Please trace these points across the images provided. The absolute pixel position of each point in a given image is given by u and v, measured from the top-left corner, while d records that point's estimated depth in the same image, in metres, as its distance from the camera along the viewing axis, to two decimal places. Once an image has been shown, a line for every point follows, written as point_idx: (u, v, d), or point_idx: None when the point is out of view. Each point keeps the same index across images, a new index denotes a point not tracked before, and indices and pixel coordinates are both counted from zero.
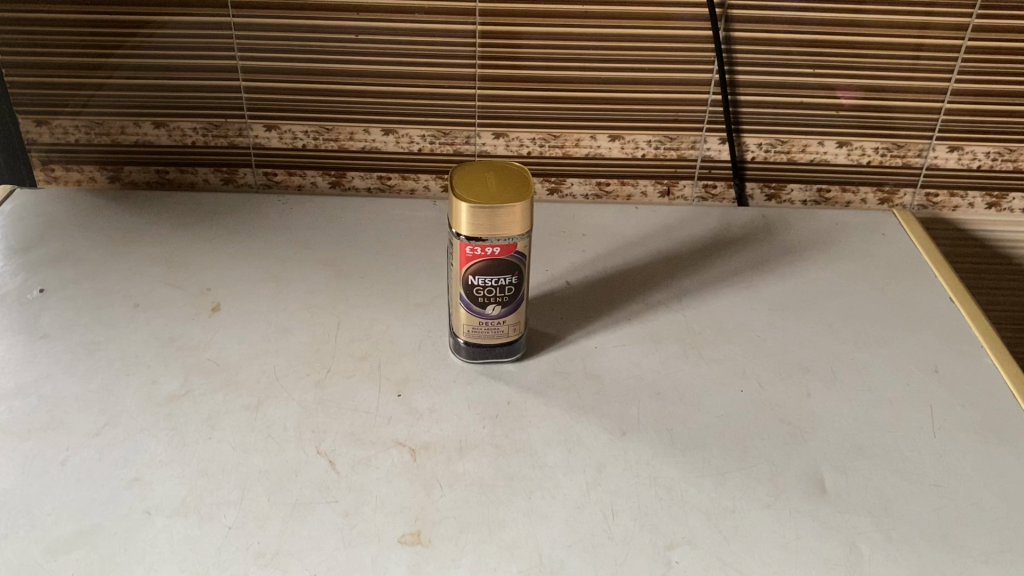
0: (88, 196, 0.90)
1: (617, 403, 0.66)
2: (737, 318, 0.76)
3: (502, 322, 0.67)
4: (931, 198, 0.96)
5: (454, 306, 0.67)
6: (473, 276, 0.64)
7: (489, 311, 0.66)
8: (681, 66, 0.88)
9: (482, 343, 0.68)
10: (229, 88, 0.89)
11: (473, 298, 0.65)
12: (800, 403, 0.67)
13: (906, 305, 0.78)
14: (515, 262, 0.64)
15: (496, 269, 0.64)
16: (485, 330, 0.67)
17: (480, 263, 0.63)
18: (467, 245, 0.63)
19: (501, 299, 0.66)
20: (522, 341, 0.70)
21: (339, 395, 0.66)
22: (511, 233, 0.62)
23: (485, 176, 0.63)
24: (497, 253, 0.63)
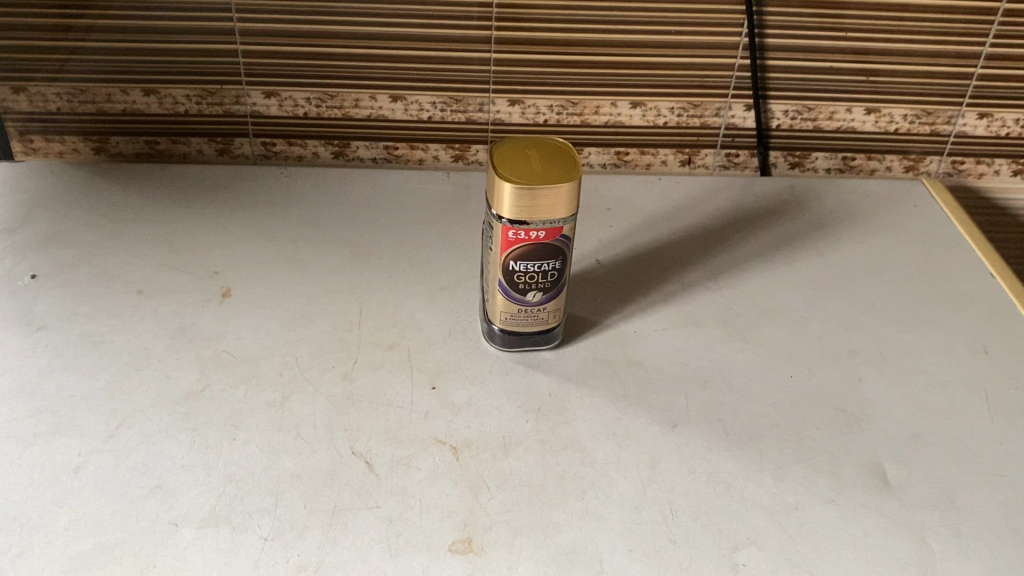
0: (73, 169, 0.84)
1: (664, 393, 0.63)
2: (777, 298, 0.72)
3: (542, 309, 0.63)
4: (958, 166, 0.93)
5: (489, 292, 0.63)
6: (514, 262, 0.60)
7: (529, 299, 0.62)
8: (710, 29, 0.83)
9: (520, 331, 0.64)
10: (226, 52, 0.83)
11: (512, 284, 0.61)
12: (851, 389, 0.64)
13: (946, 281, 0.75)
14: (559, 246, 0.59)
15: (539, 254, 0.60)
16: (523, 318, 0.63)
17: (522, 248, 0.59)
18: (509, 229, 0.58)
19: (543, 285, 0.61)
20: (560, 328, 0.66)
21: (369, 389, 0.62)
22: (557, 217, 0.58)
23: (527, 154, 0.59)
24: (541, 237, 0.59)
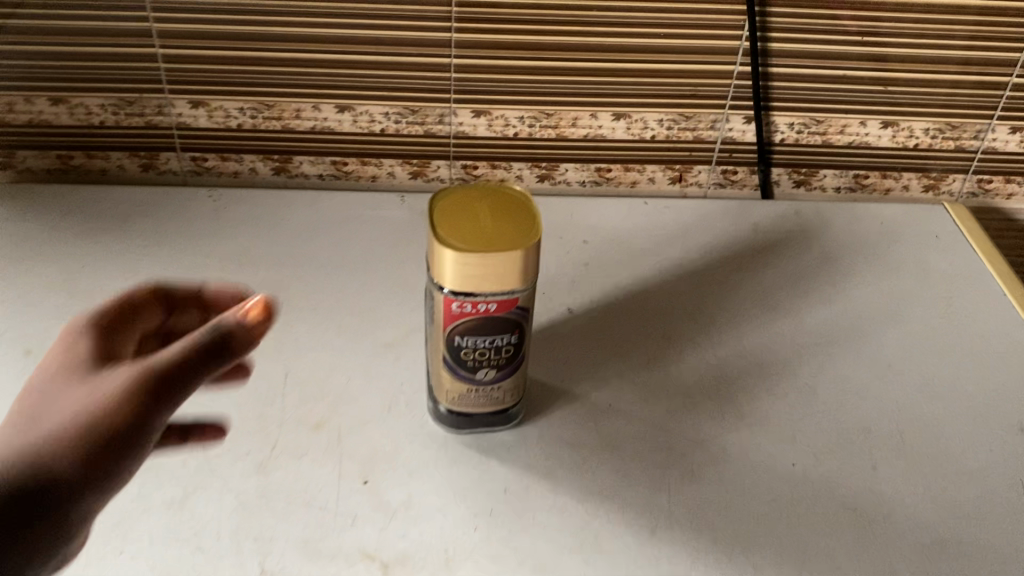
0: None
1: (642, 488, 0.53)
2: (778, 358, 0.62)
3: (497, 388, 0.52)
4: (984, 185, 0.82)
5: (434, 367, 0.53)
6: (460, 337, 0.49)
7: (481, 377, 0.52)
8: (705, 31, 0.71)
9: (471, 411, 0.54)
10: (143, 56, 0.71)
11: (458, 362, 0.51)
12: (864, 481, 0.54)
13: (974, 334, 0.65)
14: (515, 318, 0.49)
15: (490, 329, 0.49)
16: (474, 398, 0.53)
17: (469, 321, 0.49)
18: (452, 301, 0.48)
19: (496, 362, 0.51)
20: (520, 405, 0.55)
21: (289, 485, 0.52)
22: (510, 288, 0.47)
23: (476, 207, 0.48)
24: (492, 309, 0.48)
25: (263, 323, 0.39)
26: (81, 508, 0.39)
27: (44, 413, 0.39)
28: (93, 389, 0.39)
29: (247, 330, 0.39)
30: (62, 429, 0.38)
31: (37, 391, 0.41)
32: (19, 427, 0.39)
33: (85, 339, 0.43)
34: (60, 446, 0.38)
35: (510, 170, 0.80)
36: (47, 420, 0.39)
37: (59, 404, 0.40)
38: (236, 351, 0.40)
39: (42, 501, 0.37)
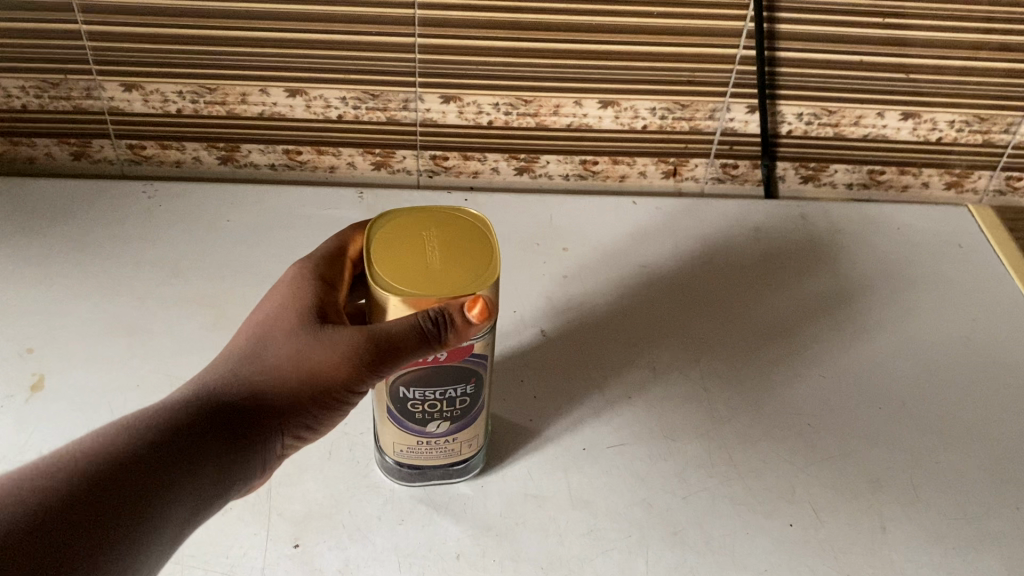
0: None
1: (615, 554, 0.46)
2: (777, 394, 0.55)
3: (452, 441, 0.45)
4: (1012, 182, 0.74)
5: (376, 417, 0.45)
6: (405, 388, 0.42)
7: (432, 430, 0.44)
8: (704, 10, 0.63)
9: (423, 463, 0.47)
10: (65, 33, 0.63)
11: (405, 413, 0.43)
12: (873, 545, 0.47)
13: (1000, 367, 0.57)
14: (470, 366, 0.42)
15: (440, 379, 0.42)
16: (425, 451, 0.46)
17: (414, 372, 0.41)
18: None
19: (449, 414, 0.44)
20: (479, 456, 0.49)
21: (206, 546, 0.45)
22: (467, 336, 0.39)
23: (422, 238, 0.40)
24: (441, 358, 0.40)
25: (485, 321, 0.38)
26: (282, 440, 0.43)
27: (263, 348, 0.42)
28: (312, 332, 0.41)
29: (467, 330, 0.38)
30: (282, 375, 0.41)
31: (257, 326, 0.43)
32: (247, 356, 0.42)
33: (300, 286, 0.44)
34: (282, 387, 0.41)
35: (484, 162, 0.72)
36: (268, 356, 0.42)
37: (276, 346, 0.42)
38: (446, 342, 0.38)
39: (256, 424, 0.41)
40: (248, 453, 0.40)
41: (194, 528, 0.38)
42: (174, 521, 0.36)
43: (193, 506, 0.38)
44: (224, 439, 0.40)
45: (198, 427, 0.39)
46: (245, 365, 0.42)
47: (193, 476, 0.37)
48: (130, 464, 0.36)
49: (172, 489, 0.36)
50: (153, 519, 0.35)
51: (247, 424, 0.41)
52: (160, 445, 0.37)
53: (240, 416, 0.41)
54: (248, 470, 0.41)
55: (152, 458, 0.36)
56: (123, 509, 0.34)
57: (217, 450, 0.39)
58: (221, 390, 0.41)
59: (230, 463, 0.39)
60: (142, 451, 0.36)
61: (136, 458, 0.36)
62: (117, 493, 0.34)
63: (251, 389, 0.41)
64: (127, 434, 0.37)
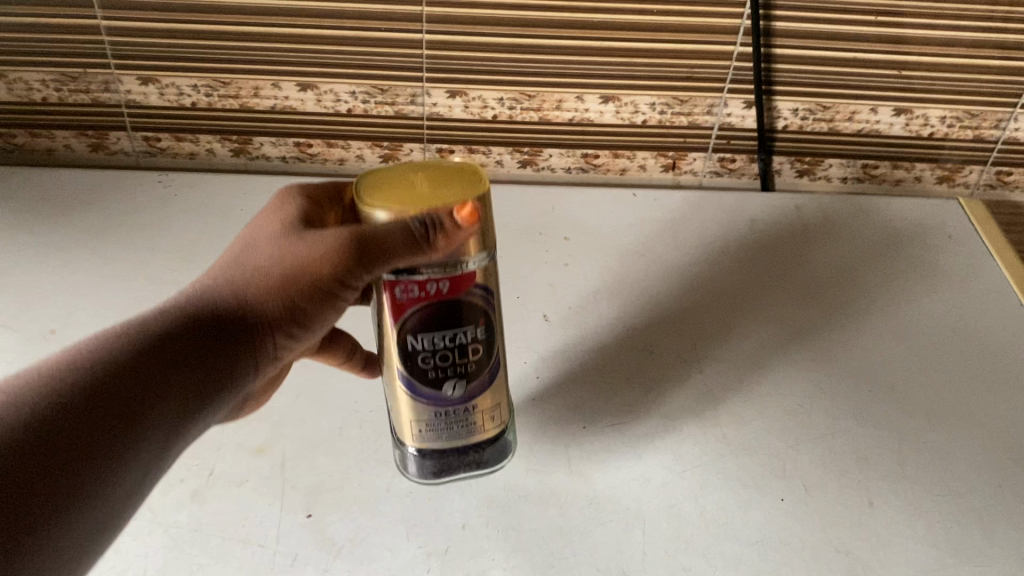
0: None
1: (613, 525, 0.48)
2: (770, 376, 0.57)
3: (473, 409, 0.45)
4: (1003, 178, 0.76)
5: (391, 398, 0.45)
6: (414, 338, 0.41)
7: (449, 393, 0.43)
8: (702, 8, 0.65)
9: (447, 446, 0.46)
10: (85, 28, 0.65)
11: (419, 373, 0.43)
12: (861, 518, 0.49)
13: (986, 351, 0.59)
14: (472, 298, 0.41)
15: (447, 319, 0.41)
16: (445, 425, 0.45)
17: (418, 311, 0.41)
18: (395, 284, 0.40)
19: (460, 365, 0.43)
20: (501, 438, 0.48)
21: (224, 515, 0.47)
22: (458, 260, 0.39)
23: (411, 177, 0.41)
24: (443, 289, 0.40)
25: (472, 225, 0.38)
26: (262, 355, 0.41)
27: (247, 258, 0.42)
28: (299, 241, 0.41)
29: (455, 233, 0.38)
30: (263, 274, 0.41)
31: (241, 242, 0.43)
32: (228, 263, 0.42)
33: (289, 209, 0.44)
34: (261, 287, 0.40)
35: (489, 155, 0.74)
36: (250, 260, 0.41)
37: (260, 251, 0.42)
38: (433, 251, 0.37)
39: (222, 355, 0.39)
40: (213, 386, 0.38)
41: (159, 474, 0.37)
42: (135, 471, 0.34)
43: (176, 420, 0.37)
44: (190, 370, 0.37)
45: (160, 359, 0.37)
46: (224, 271, 0.41)
47: (161, 412, 0.36)
48: (94, 404, 0.34)
49: (133, 436, 0.34)
50: (119, 466, 0.34)
51: (211, 355, 0.38)
52: (116, 387, 0.35)
53: (204, 347, 0.38)
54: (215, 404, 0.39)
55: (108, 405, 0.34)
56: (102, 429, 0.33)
57: (188, 377, 0.37)
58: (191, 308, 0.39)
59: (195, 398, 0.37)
60: (96, 396, 0.34)
61: (101, 396, 0.34)
62: (81, 437, 0.33)
63: (231, 297, 0.40)
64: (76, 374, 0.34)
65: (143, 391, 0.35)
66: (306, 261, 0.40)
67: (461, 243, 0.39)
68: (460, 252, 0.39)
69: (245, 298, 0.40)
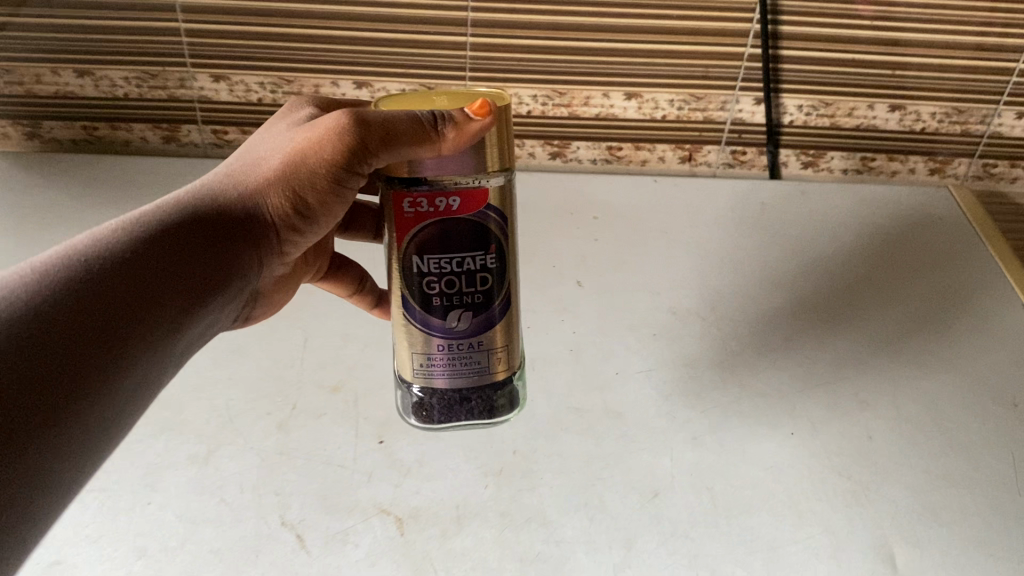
0: (11, 166, 0.78)
1: (645, 453, 0.55)
2: (780, 333, 0.64)
3: (477, 346, 0.45)
4: (989, 169, 0.83)
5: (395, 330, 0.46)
6: (420, 258, 0.42)
7: (451, 324, 0.44)
8: (716, 14, 0.73)
9: (452, 386, 0.46)
10: (168, 31, 0.73)
11: (423, 297, 0.43)
12: (860, 449, 0.56)
13: (973, 315, 0.66)
14: (481, 224, 0.41)
15: (456, 244, 0.42)
16: (447, 357, 0.45)
17: (426, 229, 0.41)
18: (404, 198, 0.40)
19: (464, 293, 0.43)
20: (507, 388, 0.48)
21: (308, 440, 0.55)
22: (477, 168, 0.40)
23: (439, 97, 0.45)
24: (453, 207, 0.41)
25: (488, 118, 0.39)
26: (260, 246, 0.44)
27: (259, 156, 0.46)
28: (299, 136, 0.44)
29: (467, 127, 0.39)
30: (268, 166, 0.44)
31: (255, 145, 0.47)
32: (241, 163, 0.46)
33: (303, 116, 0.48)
34: (264, 176, 0.44)
35: (522, 148, 0.82)
36: (259, 158, 0.45)
37: (268, 150, 0.45)
38: (441, 142, 0.39)
39: (189, 275, 0.40)
40: (182, 307, 0.39)
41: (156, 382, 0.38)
42: (131, 376, 0.36)
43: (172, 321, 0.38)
44: (159, 287, 0.38)
45: (156, 267, 0.38)
46: (236, 169, 0.45)
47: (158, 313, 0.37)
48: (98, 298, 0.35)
49: (135, 337, 0.36)
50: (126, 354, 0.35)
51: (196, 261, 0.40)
52: (106, 293, 0.36)
53: (168, 266, 0.39)
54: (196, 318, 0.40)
55: (83, 315, 0.34)
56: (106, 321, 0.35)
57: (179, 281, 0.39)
58: (171, 217, 0.41)
59: (168, 317, 0.38)
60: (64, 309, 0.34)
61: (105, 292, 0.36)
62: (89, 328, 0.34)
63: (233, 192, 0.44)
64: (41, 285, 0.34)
65: (117, 305, 0.36)
66: (294, 158, 0.43)
67: (481, 139, 0.40)
68: (477, 153, 0.40)
69: (243, 193, 0.44)
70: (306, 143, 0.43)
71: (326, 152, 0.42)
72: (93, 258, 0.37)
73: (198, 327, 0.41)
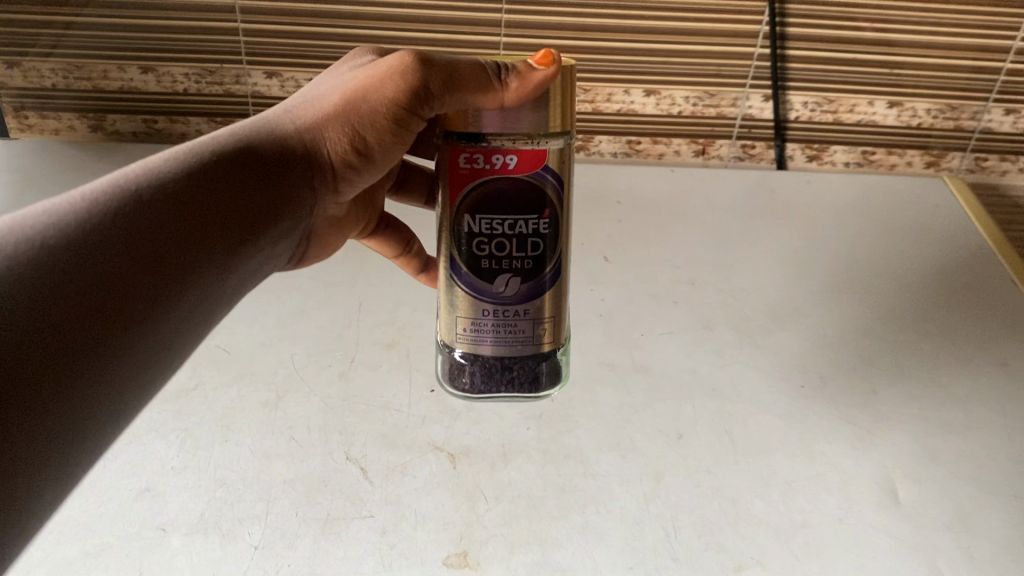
0: (81, 154, 0.85)
1: (671, 402, 0.61)
2: (792, 302, 0.70)
3: (523, 315, 0.44)
4: (980, 163, 0.90)
5: (444, 294, 0.46)
6: (472, 217, 0.42)
7: (497, 288, 0.44)
8: (728, 17, 0.80)
9: (495, 355, 0.46)
10: (227, 31, 0.81)
11: (473, 259, 0.43)
12: (865, 400, 0.62)
13: (967, 290, 0.73)
14: (536, 185, 0.41)
15: (509, 204, 0.42)
16: (492, 324, 0.45)
17: (480, 187, 0.41)
18: (461, 153, 0.41)
19: (515, 259, 0.43)
20: (551, 361, 0.48)
21: (367, 389, 0.61)
22: (538, 125, 0.40)
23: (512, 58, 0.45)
24: (510, 165, 0.41)
25: (554, 68, 0.40)
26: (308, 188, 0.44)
27: (317, 93, 0.45)
28: (363, 74, 0.43)
29: (531, 76, 0.39)
30: (324, 103, 0.43)
31: (310, 89, 0.47)
32: (297, 103, 0.45)
33: (357, 61, 0.48)
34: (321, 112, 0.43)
35: None
36: (316, 97, 0.45)
37: (325, 90, 0.45)
38: (505, 90, 0.39)
39: (230, 219, 0.38)
40: (222, 253, 0.37)
41: (191, 336, 0.37)
42: (167, 330, 0.34)
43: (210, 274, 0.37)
44: (198, 233, 0.36)
45: (194, 214, 0.36)
46: (292, 109, 0.45)
47: (197, 264, 0.36)
48: (136, 248, 0.33)
49: (175, 289, 0.34)
50: (164, 309, 0.34)
51: (234, 210, 0.38)
52: (146, 243, 0.34)
53: (208, 208, 0.37)
54: (232, 271, 0.39)
55: (120, 261, 0.32)
56: (148, 271, 0.33)
57: (217, 233, 0.37)
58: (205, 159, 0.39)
59: (206, 263, 0.36)
60: (103, 257, 0.32)
61: (144, 242, 0.33)
62: (127, 280, 0.32)
63: (290, 127, 0.43)
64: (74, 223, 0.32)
65: (153, 253, 0.34)
66: (358, 97, 0.42)
67: (545, 93, 0.40)
68: (540, 107, 0.40)
69: (300, 130, 0.43)
70: (371, 81, 0.42)
71: (392, 87, 0.41)
72: (134, 198, 0.35)
73: (236, 277, 0.40)
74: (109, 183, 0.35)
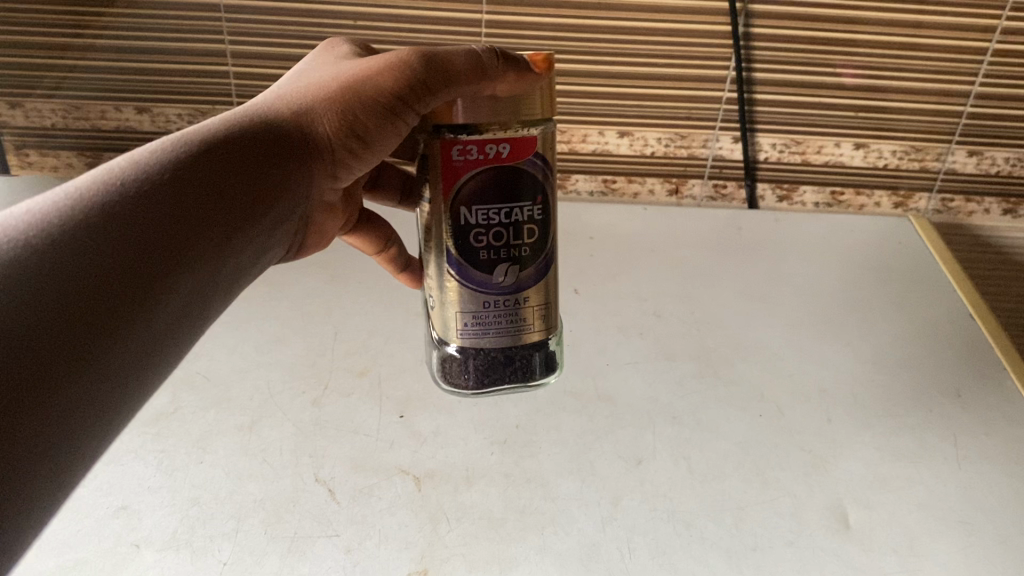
0: None
1: (631, 428, 0.63)
2: (754, 335, 0.73)
3: (519, 304, 0.48)
4: (947, 203, 0.93)
5: (439, 294, 0.48)
6: (468, 209, 0.44)
7: (497, 280, 0.46)
8: (696, 62, 0.83)
9: (491, 346, 0.49)
10: (218, 73, 0.86)
11: (469, 252, 0.46)
12: (822, 429, 0.64)
13: (925, 325, 0.75)
14: (526, 172, 0.44)
15: (502, 191, 0.44)
16: (490, 315, 0.47)
17: (473, 178, 0.44)
18: (454, 145, 0.43)
19: (509, 247, 0.46)
20: (544, 350, 0.51)
21: (339, 414, 0.64)
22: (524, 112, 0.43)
23: None
24: (502, 154, 0.43)
25: (543, 73, 0.44)
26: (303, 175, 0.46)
27: (316, 80, 0.47)
28: (361, 66, 0.46)
29: (523, 73, 0.43)
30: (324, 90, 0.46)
31: (302, 77, 0.49)
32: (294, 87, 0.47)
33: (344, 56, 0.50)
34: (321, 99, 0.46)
35: None
36: (313, 84, 0.47)
37: (320, 78, 0.47)
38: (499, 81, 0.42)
39: (214, 223, 0.38)
40: (202, 263, 0.37)
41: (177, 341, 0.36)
42: (153, 333, 0.34)
43: (194, 277, 0.36)
44: (176, 245, 0.35)
45: (182, 218, 0.36)
46: (288, 93, 0.47)
47: (184, 266, 0.36)
48: (123, 250, 0.33)
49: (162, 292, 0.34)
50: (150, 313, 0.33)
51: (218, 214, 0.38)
52: (134, 245, 0.33)
53: (182, 222, 0.36)
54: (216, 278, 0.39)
55: (107, 264, 0.32)
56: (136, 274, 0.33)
57: (203, 238, 0.37)
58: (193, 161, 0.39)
59: (183, 274, 0.35)
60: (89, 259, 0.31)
61: (132, 245, 0.33)
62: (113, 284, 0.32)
63: (287, 111, 0.46)
64: (42, 240, 0.31)
65: (141, 256, 0.33)
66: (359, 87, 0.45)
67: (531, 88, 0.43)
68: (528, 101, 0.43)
69: (298, 117, 0.45)
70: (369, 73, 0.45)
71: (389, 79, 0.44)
72: (122, 198, 0.34)
73: (220, 284, 0.40)
74: (74, 190, 0.34)
